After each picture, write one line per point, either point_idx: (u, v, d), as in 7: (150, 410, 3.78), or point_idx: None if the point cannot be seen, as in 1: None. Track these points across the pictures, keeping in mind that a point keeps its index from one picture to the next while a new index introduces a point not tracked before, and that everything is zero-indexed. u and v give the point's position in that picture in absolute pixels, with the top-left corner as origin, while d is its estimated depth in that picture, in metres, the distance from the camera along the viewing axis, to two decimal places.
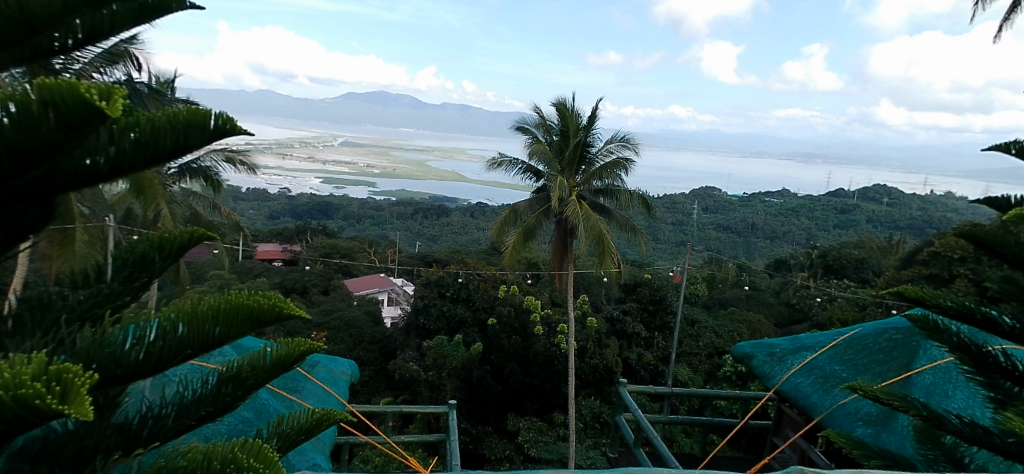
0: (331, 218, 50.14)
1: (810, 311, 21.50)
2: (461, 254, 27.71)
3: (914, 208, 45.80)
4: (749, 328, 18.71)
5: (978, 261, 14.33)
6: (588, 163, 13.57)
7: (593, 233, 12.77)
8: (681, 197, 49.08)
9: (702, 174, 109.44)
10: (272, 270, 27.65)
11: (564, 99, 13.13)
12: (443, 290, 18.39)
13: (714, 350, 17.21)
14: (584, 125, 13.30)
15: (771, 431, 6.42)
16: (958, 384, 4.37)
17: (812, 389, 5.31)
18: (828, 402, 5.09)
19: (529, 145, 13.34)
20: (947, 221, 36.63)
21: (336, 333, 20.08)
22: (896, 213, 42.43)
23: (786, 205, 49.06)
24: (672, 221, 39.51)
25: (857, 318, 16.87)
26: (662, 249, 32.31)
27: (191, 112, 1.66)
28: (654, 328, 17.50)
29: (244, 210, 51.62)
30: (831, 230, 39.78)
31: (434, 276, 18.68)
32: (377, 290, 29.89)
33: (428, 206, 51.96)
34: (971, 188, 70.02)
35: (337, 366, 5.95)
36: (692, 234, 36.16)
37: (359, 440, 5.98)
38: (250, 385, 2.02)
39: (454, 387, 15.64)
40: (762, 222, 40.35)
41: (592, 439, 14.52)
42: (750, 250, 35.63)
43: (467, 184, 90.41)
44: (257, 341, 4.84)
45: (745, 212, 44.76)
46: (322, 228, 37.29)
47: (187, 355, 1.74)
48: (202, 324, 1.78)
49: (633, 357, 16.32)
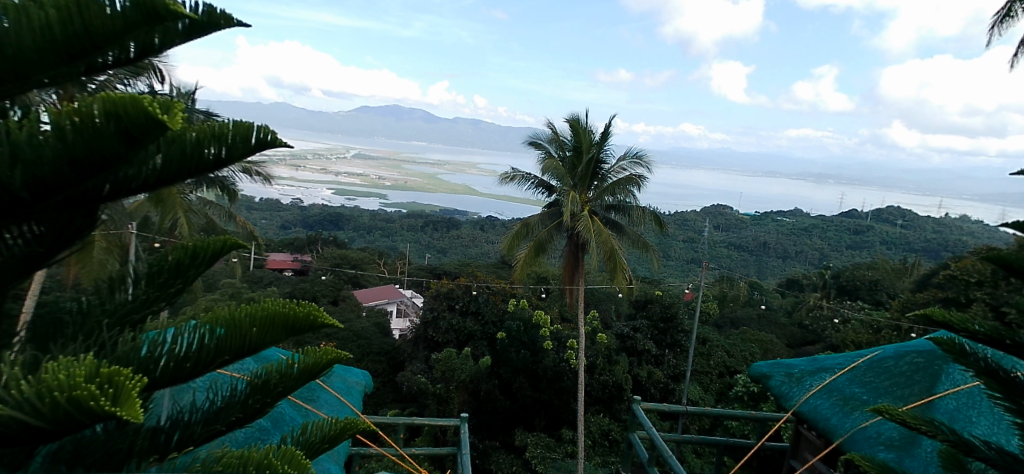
0: (341, 229, 50.51)
1: (823, 332, 21.25)
2: (471, 267, 27.72)
3: (929, 230, 45.34)
4: (760, 348, 18.51)
5: (996, 285, 14.14)
6: (600, 178, 13.62)
7: (604, 249, 12.73)
8: (691, 214, 48.89)
9: (712, 192, 109.27)
10: (283, 280, 27.80)
11: (578, 116, 13.22)
12: (452, 303, 18.33)
13: (725, 370, 17.02)
14: (597, 141, 13.36)
15: (788, 453, 6.30)
16: (983, 411, 4.31)
17: (831, 411, 5.22)
18: (847, 424, 4.99)
19: (542, 160, 13.41)
20: (963, 245, 36.22)
21: (345, 343, 20.09)
22: (910, 235, 42.06)
23: (799, 224, 48.72)
24: (683, 238, 39.36)
25: (870, 341, 16.64)
26: (673, 267, 32.21)
27: (236, 125, 1.71)
28: (665, 345, 17.35)
29: (257, 219, 51.99)
30: (843, 251, 39.43)
31: (444, 288, 18.64)
32: (387, 302, 29.99)
33: (439, 219, 52.11)
34: (986, 212, 69.28)
35: (352, 376, 5.94)
36: (703, 252, 36.03)
37: (368, 452, 5.87)
38: (278, 393, 2.04)
39: (461, 400, 15.58)
40: (773, 242, 40.09)
41: (600, 457, 14.31)
42: (762, 269, 35.42)
43: (477, 198, 90.62)
44: (276, 349, 4.87)
45: (756, 231, 44.61)
46: (332, 238, 37.48)
47: (223, 361, 1.77)
48: (239, 329, 1.80)
49: (643, 375, 16.26)
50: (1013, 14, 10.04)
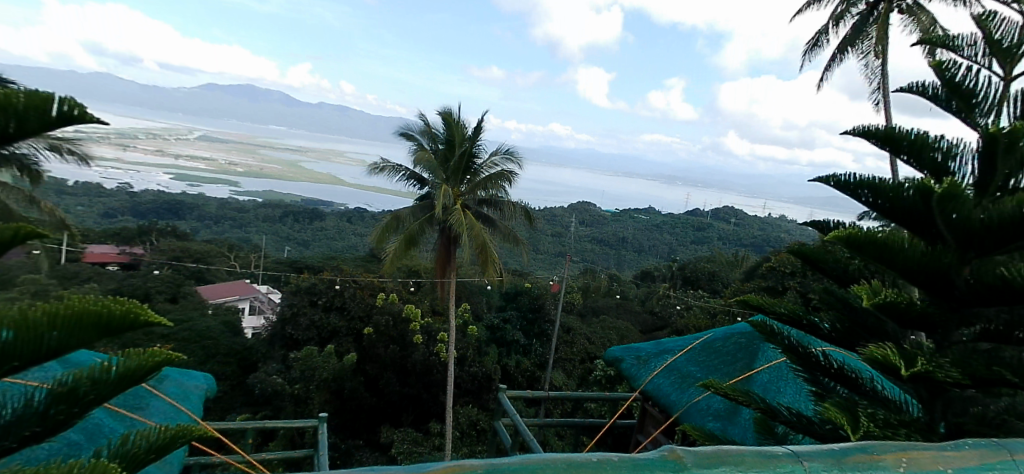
0: (183, 218, 45.16)
1: (671, 318, 23.51)
2: (335, 260, 26.39)
3: (756, 227, 52.25)
4: (617, 334, 19.99)
5: (804, 275, 16.68)
6: (473, 172, 13.77)
7: (476, 242, 12.88)
8: (558, 210, 51.22)
9: (578, 189, 115.45)
10: (108, 276, 24.19)
11: (451, 109, 13.25)
12: (314, 298, 17.34)
13: (587, 356, 18.12)
14: (470, 136, 13.50)
15: (636, 429, 6.89)
16: (789, 382, 5.05)
17: (671, 388, 5.82)
18: (684, 399, 5.58)
19: (414, 152, 13.15)
20: (781, 241, 42.25)
21: (186, 345, 18.07)
22: (741, 232, 48.08)
23: (653, 220, 53.34)
24: (550, 232, 41.10)
25: (708, 325, 18.75)
26: (541, 260, 33.51)
27: (30, 96, 1.60)
28: (533, 335, 18.05)
29: (72, 205, 44.55)
30: (688, 246, 43.94)
31: (305, 282, 17.52)
32: (237, 298, 28.54)
33: (301, 209, 48.86)
34: (798, 213, 81.58)
35: (190, 380, 5.38)
36: (568, 246, 37.93)
37: (209, 463, 5.35)
38: (89, 401, 1.80)
39: (323, 400, 14.85)
40: (630, 236, 43.44)
41: (468, 447, 14.49)
42: (620, 262, 38.22)
43: (346, 189, 86.60)
44: (91, 352, 4.24)
45: (616, 226, 48.00)
46: (173, 228, 33.48)
47: (14, 366, 1.57)
48: (36, 329, 1.58)
49: (511, 364, 16.77)
50: (819, 46, 11.89)
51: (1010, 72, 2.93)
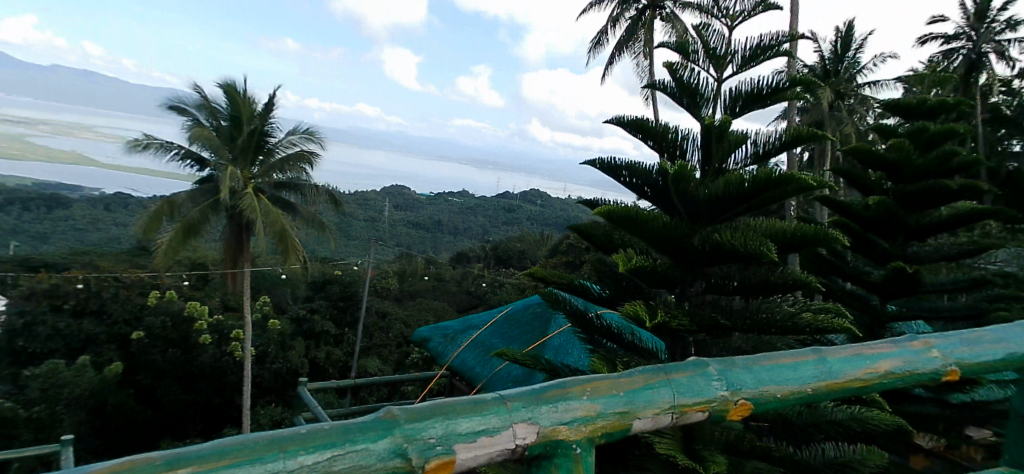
0: None
1: (484, 296, 24.60)
2: (95, 256, 22.10)
3: (560, 209, 57.05)
4: (433, 316, 20.29)
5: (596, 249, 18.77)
6: (266, 153, 12.70)
7: (273, 229, 11.92)
8: (372, 194, 49.72)
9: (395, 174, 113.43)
10: None
11: (234, 83, 11.99)
12: (59, 302, 14.28)
13: (402, 340, 18.09)
14: (259, 113, 12.40)
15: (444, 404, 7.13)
16: (575, 344, 5.61)
17: (474, 362, 6.16)
18: (487, 371, 5.93)
19: (190, 128, 11.56)
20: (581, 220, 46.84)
21: None
22: (548, 213, 52.13)
23: (467, 203, 54.89)
24: (364, 217, 39.82)
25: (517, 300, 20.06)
26: (354, 246, 32.35)
27: None
28: (345, 324, 17.43)
29: None
30: (500, 227, 46.27)
31: (41, 284, 14.14)
32: None
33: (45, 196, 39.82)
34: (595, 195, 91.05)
35: None
36: (383, 231, 37.20)
37: None
38: None
39: (79, 422, 12.47)
40: (446, 219, 44.19)
41: None
42: (436, 245, 38.69)
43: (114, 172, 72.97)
44: None
45: (432, 209, 48.33)
46: None
47: None
48: None
49: (321, 356, 16.00)
50: (601, 45, 13.37)
51: (721, 75, 3.94)
